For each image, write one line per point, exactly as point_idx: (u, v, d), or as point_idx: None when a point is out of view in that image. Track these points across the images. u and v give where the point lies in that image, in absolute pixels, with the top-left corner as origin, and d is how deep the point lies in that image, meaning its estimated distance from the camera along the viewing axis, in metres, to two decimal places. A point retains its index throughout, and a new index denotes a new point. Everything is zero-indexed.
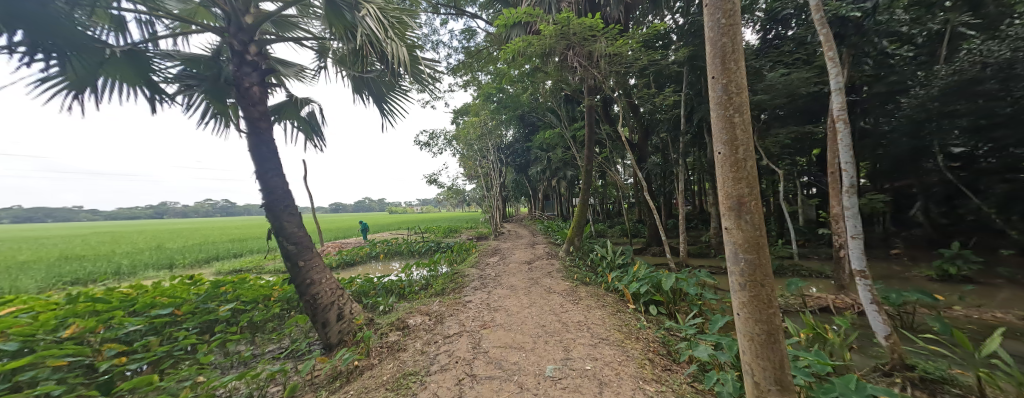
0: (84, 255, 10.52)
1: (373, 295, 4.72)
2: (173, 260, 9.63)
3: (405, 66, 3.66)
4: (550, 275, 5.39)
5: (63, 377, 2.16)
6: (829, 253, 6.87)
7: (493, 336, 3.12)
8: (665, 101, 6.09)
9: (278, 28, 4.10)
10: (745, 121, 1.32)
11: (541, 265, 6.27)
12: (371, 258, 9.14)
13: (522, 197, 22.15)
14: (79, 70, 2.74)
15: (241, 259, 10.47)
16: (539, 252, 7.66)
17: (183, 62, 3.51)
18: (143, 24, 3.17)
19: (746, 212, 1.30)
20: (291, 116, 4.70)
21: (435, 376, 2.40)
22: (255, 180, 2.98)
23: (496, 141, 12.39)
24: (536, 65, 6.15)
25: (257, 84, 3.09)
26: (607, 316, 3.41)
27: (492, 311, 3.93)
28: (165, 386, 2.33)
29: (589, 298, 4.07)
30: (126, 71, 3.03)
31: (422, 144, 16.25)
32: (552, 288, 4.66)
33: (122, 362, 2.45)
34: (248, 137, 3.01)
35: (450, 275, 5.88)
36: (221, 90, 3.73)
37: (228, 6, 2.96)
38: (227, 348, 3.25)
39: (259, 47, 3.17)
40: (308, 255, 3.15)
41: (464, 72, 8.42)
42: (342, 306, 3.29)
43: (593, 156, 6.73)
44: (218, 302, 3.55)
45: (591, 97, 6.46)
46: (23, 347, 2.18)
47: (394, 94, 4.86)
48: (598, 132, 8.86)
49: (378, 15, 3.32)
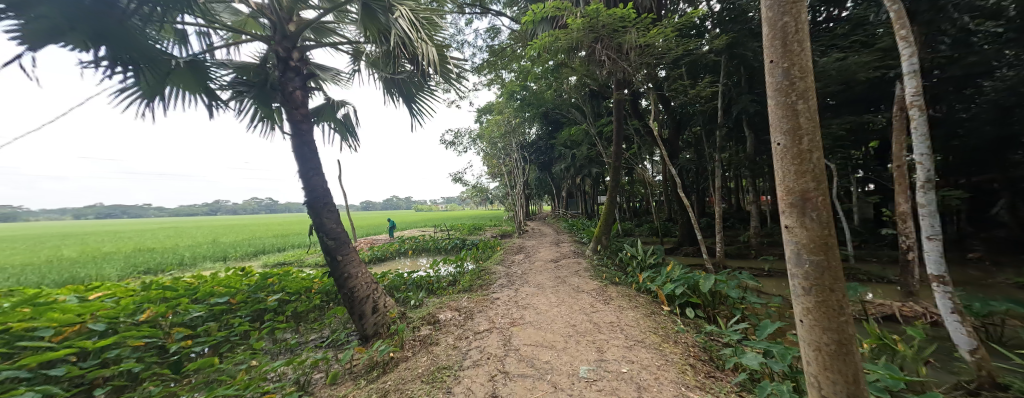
0: (154, 248, 11.78)
1: (404, 289, 4.90)
2: (227, 253, 10.51)
3: (435, 66, 3.70)
4: (577, 274, 5.30)
5: (141, 356, 2.43)
6: (892, 255, 6.21)
7: (523, 334, 3.10)
8: (701, 92, 5.74)
9: (317, 34, 4.30)
10: (810, 108, 1.19)
11: (567, 263, 6.17)
12: (399, 254, 9.44)
13: (545, 195, 21.97)
14: (150, 80, 3.04)
15: (284, 253, 11.22)
16: (564, 251, 7.54)
17: (235, 70, 3.79)
18: (202, 36, 3.46)
19: (812, 209, 1.17)
20: (328, 118, 4.94)
21: (468, 372, 2.43)
22: (299, 180, 3.17)
23: (520, 138, 12.35)
24: (562, 61, 6.03)
25: (299, 89, 3.26)
26: (641, 318, 3.28)
27: (520, 308, 3.92)
28: (223, 369, 2.55)
29: (619, 298, 3.95)
30: (188, 80, 3.33)
31: (447, 143, 16.51)
32: (580, 287, 4.57)
33: (187, 345, 2.70)
34: (292, 138, 3.20)
35: (476, 271, 5.93)
36: (268, 95, 3.99)
37: (274, 15, 3.15)
38: (275, 335, 3.49)
39: (300, 52, 3.35)
40: (346, 250, 3.30)
41: (489, 71, 8.42)
42: (377, 299, 3.41)
43: (622, 152, 6.49)
44: (266, 293, 3.83)
45: (620, 90, 6.21)
46: (108, 328, 2.46)
47: (422, 94, 4.96)
48: (626, 128, 8.55)
49: (410, 17, 3.39)
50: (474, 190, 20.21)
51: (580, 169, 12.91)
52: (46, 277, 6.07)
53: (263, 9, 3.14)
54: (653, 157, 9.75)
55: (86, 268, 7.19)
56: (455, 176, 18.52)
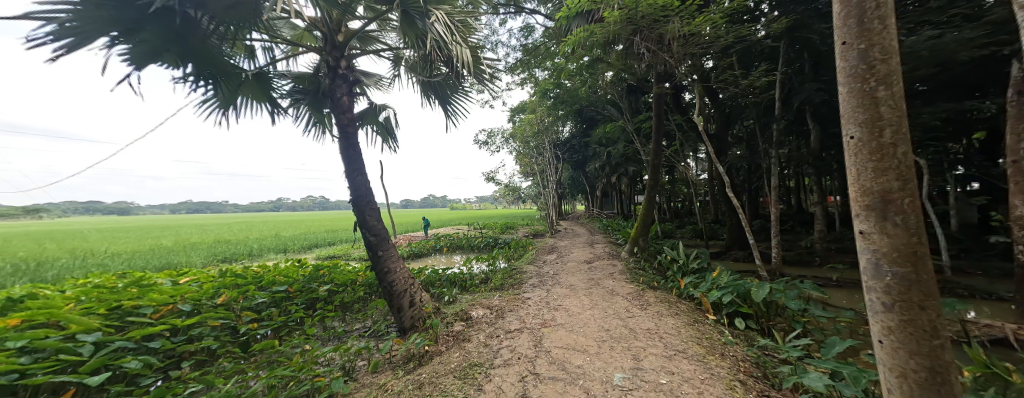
0: (230, 239, 13.43)
1: (439, 285, 5.07)
2: (287, 246, 11.65)
3: (469, 68, 3.76)
4: (611, 277, 5.10)
5: (217, 335, 2.78)
6: (1003, 268, 5.18)
7: (555, 336, 3.05)
8: (755, 82, 5.21)
9: (363, 43, 4.59)
10: (893, 95, 1.02)
11: (601, 265, 5.97)
12: (435, 250, 9.77)
13: (579, 194, 21.48)
14: (226, 92, 3.45)
15: (333, 247, 12.17)
16: (599, 252, 7.30)
17: (293, 80, 4.16)
18: (266, 50, 3.85)
19: (895, 212, 1.00)
20: (371, 121, 5.25)
21: (499, 370, 2.45)
22: (345, 179, 3.41)
23: (553, 137, 12.19)
24: (598, 56, 5.83)
25: (346, 95, 3.50)
26: (683, 326, 3.07)
27: (552, 309, 3.86)
28: (282, 351, 2.82)
29: (658, 304, 3.73)
30: (255, 90, 3.72)
31: (481, 143, 16.82)
32: (614, 290, 4.39)
33: (253, 327, 3.03)
34: (340, 141, 3.44)
35: (508, 270, 5.95)
36: (320, 100, 4.33)
37: (325, 27, 3.40)
38: (325, 323, 3.78)
39: (347, 61, 3.58)
40: (386, 245, 3.48)
41: (522, 70, 8.41)
42: (414, 294, 3.55)
43: (662, 150, 6.11)
44: (318, 283, 4.15)
45: (661, 84, 5.86)
46: (194, 308, 2.85)
47: (457, 96, 5.08)
48: (667, 124, 8.03)
49: (446, 20, 3.47)
50: (507, 189, 20.36)
51: (616, 168, 12.42)
52: (149, 262, 7.23)
53: (316, 22, 3.41)
54: (697, 154, 9.07)
55: (179, 256, 8.44)
56: (489, 176, 18.81)
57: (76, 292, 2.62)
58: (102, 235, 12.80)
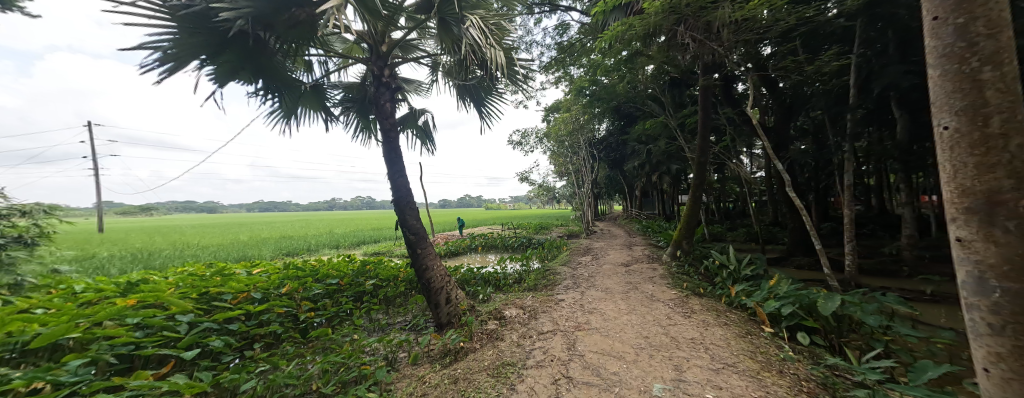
0: (292, 235, 14.99)
1: (473, 283, 5.19)
2: (339, 242, 12.70)
3: (502, 69, 3.79)
4: (651, 281, 4.83)
5: (281, 321, 3.13)
6: None
7: (589, 340, 2.97)
8: (824, 68, 4.60)
9: (404, 52, 4.85)
10: (1007, 76, 0.84)
11: (640, 269, 5.68)
12: (470, 249, 10.04)
13: (616, 194, 20.68)
14: (288, 103, 3.86)
15: (379, 244, 13.03)
16: (637, 255, 6.96)
17: (344, 89, 4.53)
18: (321, 64, 4.23)
19: (1008, 216, 0.82)
20: (411, 125, 5.53)
21: (531, 371, 2.44)
22: (388, 180, 3.62)
23: (589, 135, 11.86)
24: (636, 50, 5.55)
25: (389, 101, 3.72)
26: (733, 337, 2.82)
27: (587, 312, 3.76)
28: (334, 338, 3.09)
29: (703, 312, 3.47)
30: (312, 100, 4.12)
31: (515, 143, 16.92)
32: (654, 296, 4.16)
33: (311, 316, 3.37)
34: (383, 144, 3.67)
35: (541, 271, 5.91)
36: (367, 108, 4.68)
37: (371, 39, 3.64)
38: (371, 315, 4.05)
39: (390, 69, 3.80)
40: (424, 243, 3.63)
41: (556, 68, 8.30)
42: (450, 291, 3.67)
43: (709, 147, 5.65)
44: (365, 277, 4.47)
45: (708, 76, 5.42)
46: (264, 296, 3.25)
47: (491, 97, 5.16)
48: (716, 117, 7.40)
49: (481, 24, 3.51)
50: (541, 189, 20.25)
51: (657, 166, 11.75)
52: (230, 254, 8.35)
53: (363, 35, 3.66)
54: (752, 150, 8.25)
55: (253, 249, 9.63)
56: (523, 176, 18.89)
57: (175, 278, 3.11)
58: (196, 230, 15.11)
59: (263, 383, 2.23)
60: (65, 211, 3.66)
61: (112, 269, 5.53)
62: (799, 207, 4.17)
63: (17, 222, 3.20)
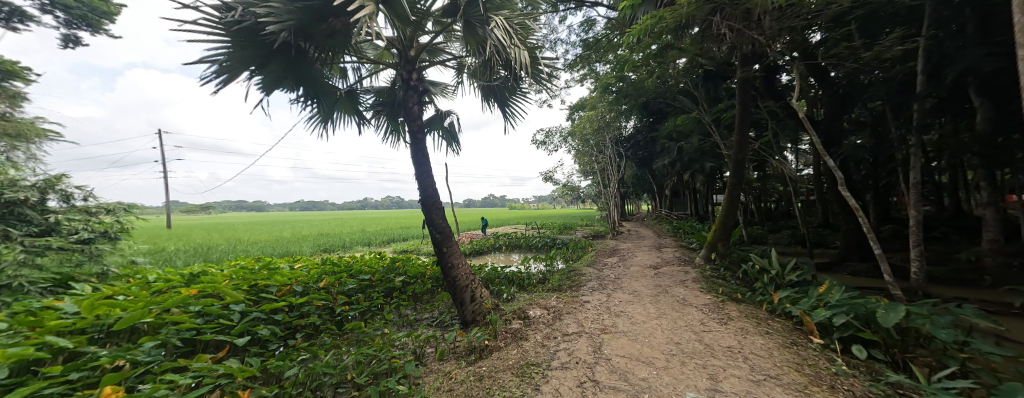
0: (328, 233, 15.92)
1: (497, 282, 5.23)
2: (370, 240, 13.28)
3: (527, 69, 3.78)
4: (683, 285, 4.62)
5: (319, 313, 3.33)
6: None
7: (616, 344, 2.90)
8: (884, 54, 4.15)
9: (431, 55, 4.98)
10: None
11: (670, 271, 5.45)
12: (495, 248, 10.14)
13: (644, 193, 19.96)
14: (325, 107, 4.09)
15: (407, 242, 13.48)
16: (667, 257, 6.67)
17: (375, 94, 4.74)
18: (355, 70, 4.46)
19: None
20: (438, 127, 5.67)
21: (556, 373, 2.42)
22: (416, 181, 3.73)
23: (615, 133, 11.55)
24: (667, 43, 5.33)
25: (417, 104, 3.84)
26: (775, 347, 2.62)
27: (613, 315, 3.67)
28: (366, 332, 3.23)
29: (742, 320, 3.25)
30: (346, 105, 4.34)
31: (539, 143, 16.86)
32: (687, 300, 3.97)
33: (345, 309, 3.55)
34: (411, 145, 3.79)
35: (566, 272, 5.84)
36: (396, 111, 4.85)
37: (400, 44, 3.77)
38: (400, 310, 4.20)
39: (418, 73, 3.92)
40: (450, 242, 3.71)
41: (582, 65, 8.16)
42: (475, 290, 3.72)
43: (748, 143, 5.29)
44: (395, 274, 4.64)
45: (747, 67, 5.08)
46: (304, 289, 3.48)
47: (515, 97, 5.17)
48: (755, 112, 6.92)
49: (505, 25, 3.53)
50: (566, 188, 19.99)
51: (689, 164, 11.20)
52: (275, 250, 9.03)
53: (393, 41, 3.80)
54: (797, 146, 7.61)
55: (294, 245, 10.34)
56: (547, 175, 18.80)
57: (229, 271, 3.41)
58: (246, 228, 16.52)
59: (303, 371, 2.38)
60: (141, 209, 4.14)
61: (178, 261, 6.18)
62: (854, 207, 3.78)
63: (103, 219, 3.67)
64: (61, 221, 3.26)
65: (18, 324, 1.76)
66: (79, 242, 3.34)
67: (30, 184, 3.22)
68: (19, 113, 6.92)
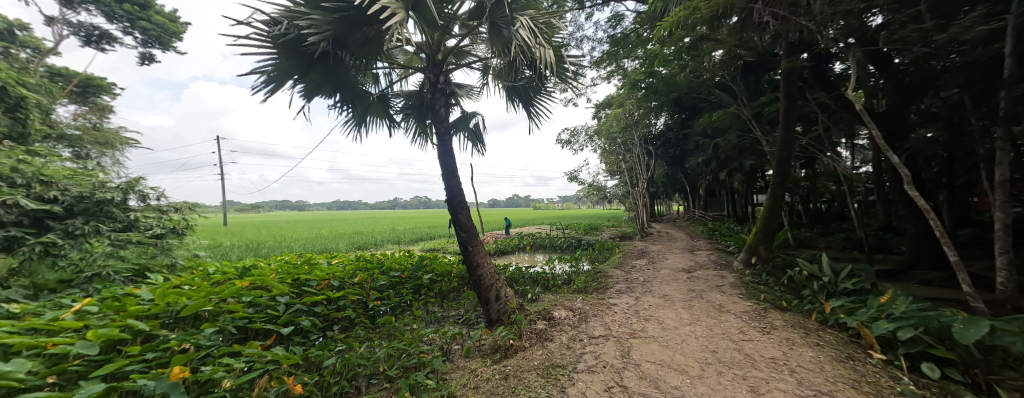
0: (361, 231, 16.74)
1: (522, 282, 5.25)
2: (400, 238, 13.81)
3: (552, 68, 3.75)
4: (719, 290, 4.36)
5: (352, 307, 3.50)
6: None
7: (645, 349, 2.80)
8: (962, 35, 3.65)
9: (457, 58, 5.08)
10: None
11: (705, 276, 5.16)
12: (519, 248, 10.17)
13: (675, 193, 19.09)
14: (358, 111, 4.31)
15: (434, 241, 13.86)
16: (701, 261, 6.33)
17: (404, 98, 4.92)
18: (386, 76, 4.65)
19: None
20: (463, 128, 5.77)
21: (582, 376, 2.39)
22: (442, 181, 3.82)
23: (644, 131, 11.14)
24: (701, 35, 5.07)
25: (443, 106, 3.92)
26: (827, 361, 2.40)
27: (642, 319, 3.55)
28: (396, 327, 3.35)
29: (788, 330, 3.01)
30: (377, 109, 4.55)
31: (563, 142, 16.70)
32: (724, 307, 3.74)
33: (377, 304, 3.72)
34: (438, 147, 3.88)
35: (591, 273, 5.72)
36: (424, 113, 5.01)
37: (428, 48, 3.88)
38: (428, 307, 4.32)
39: (445, 76, 4.00)
40: (475, 242, 3.76)
41: (608, 62, 7.97)
42: (499, 289, 3.75)
43: (794, 139, 4.88)
44: (423, 271, 4.79)
45: (792, 56, 4.70)
46: (340, 284, 3.68)
47: (540, 97, 5.15)
48: (803, 104, 6.38)
49: (530, 25, 3.52)
50: (592, 188, 19.59)
51: (725, 162, 10.57)
52: (314, 247, 9.65)
53: (421, 45, 3.91)
54: (853, 141, 6.91)
55: (331, 243, 10.99)
56: (572, 175, 18.57)
57: (275, 265, 3.70)
58: (290, 225, 17.87)
59: (339, 362, 2.52)
60: (202, 208, 4.58)
61: (232, 256, 6.82)
62: (924, 209, 3.35)
63: (172, 216, 4.12)
64: (140, 218, 3.70)
65: (106, 308, 2.02)
66: (153, 237, 3.78)
67: (115, 186, 3.68)
68: (106, 123, 7.95)
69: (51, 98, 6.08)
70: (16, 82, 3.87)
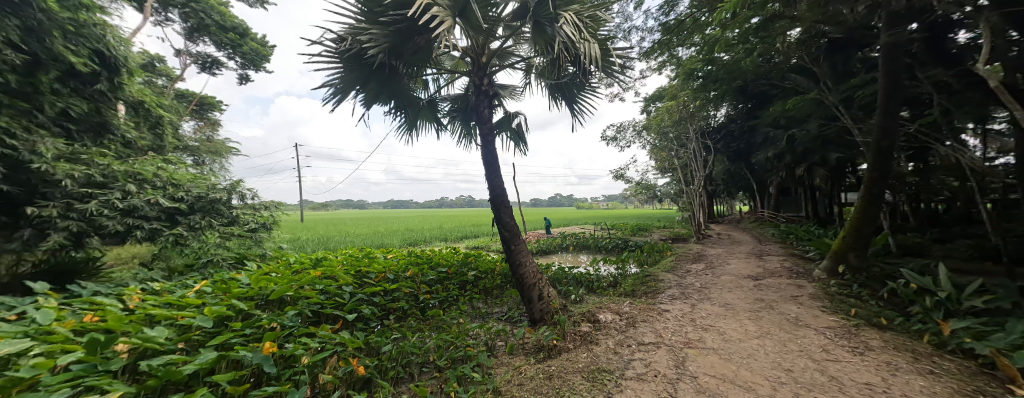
0: (412, 228, 17.89)
1: (565, 283, 5.16)
2: (447, 236, 14.45)
3: (597, 63, 3.62)
4: (795, 302, 3.83)
5: (405, 300, 3.75)
6: None
7: (703, 360, 2.58)
8: None
9: (501, 60, 5.16)
10: None
11: (776, 284, 4.57)
12: (562, 248, 10.03)
13: (737, 192, 17.23)
14: (410, 115, 4.61)
15: (478, 239, 14.26)
16: (771, 268, 5.63)
17: (450, 102, 5.12)
18: (434, 81, 4.90)
19: None
20: (506, 128, 5.84)
21: (631, 383, 2.28)
22: (486, 181, 3.91)
23: (701, 124, 10.25)
24: (774, 12, 4.50)
25: (487, 108, 4.01)
26: (945, 394, 1.98)
27: (699, 328, 3.28)
28: (444, 320, 3.52)
29: (889, 353, 2.54)
30: (426, 113, 4.81)
31: (609, 139, 16.07)
32: (802, 321, 3.28)
33: (427, 297, 3.95)
34: (482, 147, 3.97)
35: (640, 276, 5.43)
36: (469, 115, 5.17)
37: (473, 52, 3.98)
38: (474, 302, 4.46)
39: (489, 78, 4.07)
40: (517, 240, 3.78)
41: (660, 52, 7.49)
42: (542, 289, 3.74)
43: (898, 125, 4.09)
44: (468, 268, 4.97)
45: (897, 27, 3.94)
46: (395, 277, 3.97)
47: (584, 93, 5.03)
48: (910, 84, 5.31)
49: (575, 20, 3.44)
50: (640, 186, 18.56)
51: (801, 156, 9.26)
52: (372, 242, 10.55)
53: (467, 50, 4.03)
54: (983, 125, 5.59)
55: (386, 239, 11.93)
56: (618, 174, 17.77)
57: (340, 258, 4.11)
58: (352, 222, 19.81)
59: (393, 349, 2.73)
60: (285, 207, 5.28)
61: (306, 248, 7.73)
62: None
63: (263, 214, 4.81)
64: (240, 215, 4.36)
65: (217, 289, 2.43)
66: (249, 231, 4.45)
67: (222, 187, 4.40)
68: (215, 135, 9.59)
69: (178, 116, 7.50)
70: (156, 104, 4.83)
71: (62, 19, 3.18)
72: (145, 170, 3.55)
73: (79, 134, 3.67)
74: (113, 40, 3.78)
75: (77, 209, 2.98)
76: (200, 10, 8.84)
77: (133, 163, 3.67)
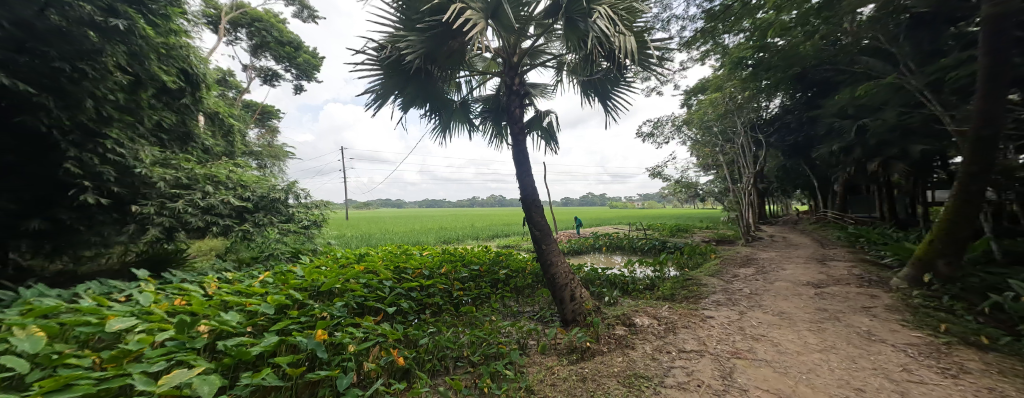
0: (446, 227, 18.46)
1: (598, 284, 5.03)
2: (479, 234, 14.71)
3: (634, 56, 3.47)
4: (866, 314, 3.38)
5: (439, 296, 3.88)
6: None
7: (754, 373, 2.38)
8: None
9: (532, 58, 5.13)
10: None
11: (843, 293, 4.08)
12: (595, 248, 9.80)
13: (794, 190, 15.63)
14: (443, 117, 4.76)
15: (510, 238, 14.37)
16: (835, 274, 5.04)
17: (482, 102, 5.21)
18: (467, 83, 5.00)
19: None
20: (537, 127, 5.81)
21: (671, 391, 2.16)
22: (517, 180, 3.92)
23: (750, 116, 9.44)
24: None
25: (519, 107, 4.01)
26: None
27: (750, 337, 3.02)
28: (477, 316, 3.59)
29: (991, 378, 2.16)
30: (459, 115, 4.93)
31: (645, 136, 15.38)
32: (876, 336, 2.89)
33: (461, 294, 4.06)
34: (513, 146, 3.98)
35: (680, 280, 5.13)
36: (500, 114, 5.22)
37: (505, 52, 4.00)
38: (505, 300, 4.50)
39: (520, 78, 4.06)
40: (549, 240, 3.75)
41: (702, 42, 7.02)
42: (574, 289, 3.68)
43: (1004, 110, 3.46)
44: (499, 267, 5.03)
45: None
46: (430, 273, 4.13)
47: (618, 88, 4.85)
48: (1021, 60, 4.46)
49: (609, 13, 3.31)
50: (679, 185, 17.54)
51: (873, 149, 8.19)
52: (409, 240, 11.03)
53: (498, 51, 4.05)
54: None
55: (422, 236, 12.44)
56: (655, 172, 16.95)
57: (380, 254, 4.36)
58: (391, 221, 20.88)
59: (429, 343, 2.84)
60: (333, 206, 5.70)
61: (350, 245, 8.30)
62: None
63: (314, 212, 5.23)
64: (296, 213, 4.78)
65: (277, 280, 2.70)
66: (301, 228, 4.86)
67: (281, 188, 4.85)
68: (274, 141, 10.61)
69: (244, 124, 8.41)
70: (228, 114, 5.46)
71: (157, 44, 3.71)
72: (220, 174, 4.03)
73: (168, 143, 4.25)
74: (195, 59, 4.31)
75: (169, 208, 3.47)
76: (263, 29, 10.09)
77: (210, 168, 4.17)
